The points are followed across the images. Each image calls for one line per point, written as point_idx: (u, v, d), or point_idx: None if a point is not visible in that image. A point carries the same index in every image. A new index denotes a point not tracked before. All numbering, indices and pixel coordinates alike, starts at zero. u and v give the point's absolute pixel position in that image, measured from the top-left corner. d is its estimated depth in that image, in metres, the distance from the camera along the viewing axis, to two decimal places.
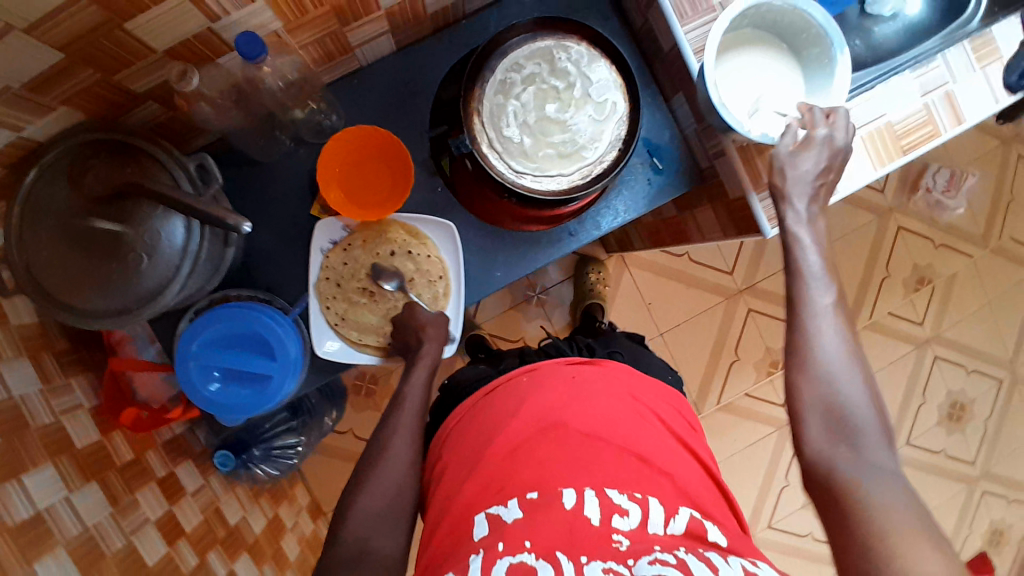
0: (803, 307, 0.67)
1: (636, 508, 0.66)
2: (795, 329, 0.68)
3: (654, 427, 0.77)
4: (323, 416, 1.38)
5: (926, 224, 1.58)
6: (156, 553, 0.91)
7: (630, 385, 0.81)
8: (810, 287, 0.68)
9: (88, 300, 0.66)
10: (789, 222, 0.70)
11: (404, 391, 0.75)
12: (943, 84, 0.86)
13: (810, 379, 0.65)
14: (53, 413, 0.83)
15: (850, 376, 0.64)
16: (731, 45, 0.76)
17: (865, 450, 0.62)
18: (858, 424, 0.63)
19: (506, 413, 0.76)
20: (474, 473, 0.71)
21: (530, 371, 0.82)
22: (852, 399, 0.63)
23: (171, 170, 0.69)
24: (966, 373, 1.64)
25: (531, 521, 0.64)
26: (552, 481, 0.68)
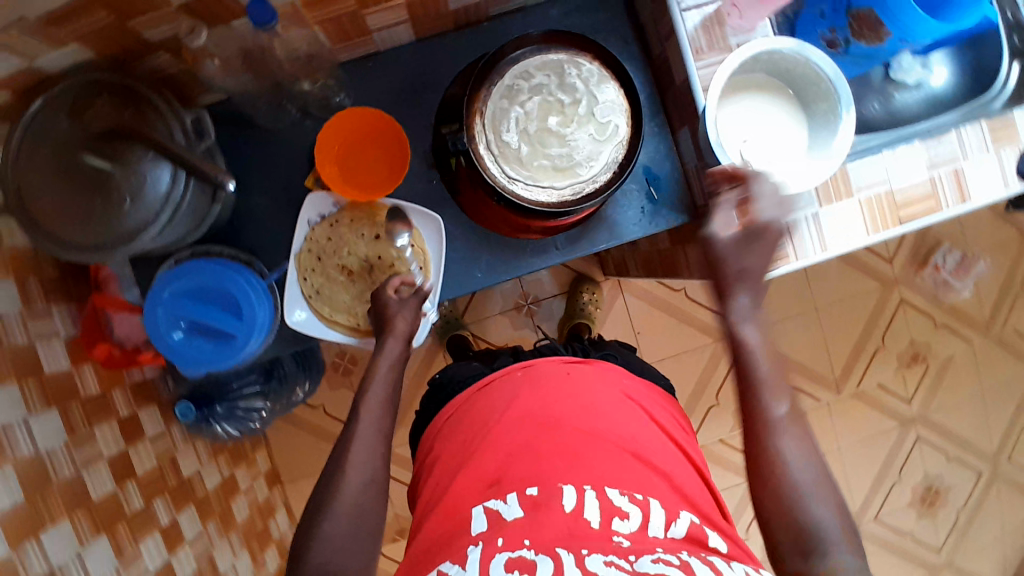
0: (762, 423, 0.69)
1: (637, 510, 0.67)
2: (757, 444, 0.69)
3: (647, 426, 0.79)
4: (293, 387, 1.37)
5: (931, 302, 1.55)
6: (102, 490, 0.92)
7: (624, 385, 0.83)
8: (765, 399, 0.70)
9: (67, 231, 0.67)
10: (734, 320, 0.71)
11: (367, 389, 0.75)
12: (953, 160, 0.86)
13: (777, 499, 0.67)
14: (27, 335, 0.86)
15: (816, 490, 0.67)
16: (738, 87, 0.76)
17: (834, 563, 0.64)
18: (822, 523, 0.65)
19: (497, 409, 0.79)
20: (470, 466, 0.74)
21: (525, 366, 0.84)
22: (820, 517, 0.65)
23: (168, 119, 0.70)
24: (947, 459, 1.61)
25: (533, 516, 0.66)
26: (550, 476, 0.70)
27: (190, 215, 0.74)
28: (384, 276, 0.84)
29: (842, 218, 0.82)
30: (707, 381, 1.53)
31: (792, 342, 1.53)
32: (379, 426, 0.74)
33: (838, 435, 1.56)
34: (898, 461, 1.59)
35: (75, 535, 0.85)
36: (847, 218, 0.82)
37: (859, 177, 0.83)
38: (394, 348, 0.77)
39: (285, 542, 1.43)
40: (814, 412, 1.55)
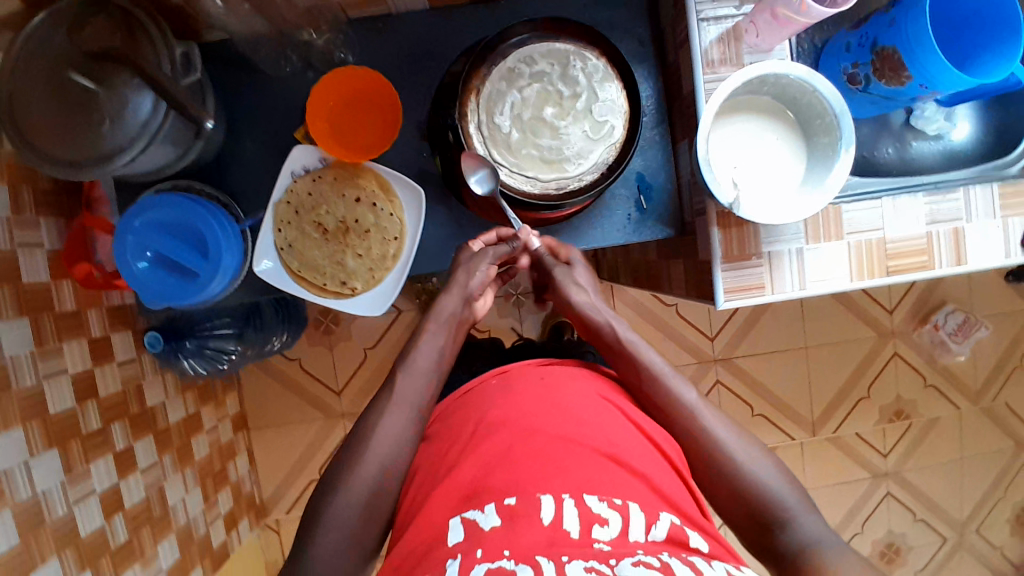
0: (682, 410, 0.76)
1: (616, 516, 0.61)
2: (686, 431, 0.75)
3: (629, 428, 0.72)
4: (268, 336, 1.33)
5: (924, 361, 1.52)
6: (61, 404, 0.93)
7: (599, 387, 0.77)
8: (678, 389, 0.77)
9: (45, 145, 0.67)
10: (622, 336, 0.82)
11: (414, 354, 0.79)
12: (954, 219, 0.83)
13: (724, 474, 0.72)
14: (9, 241, 0.86)
15: (749, 450, 0.74)
16: (731, 108, 0.73)
17: (796, 519, 0.69)
18: (775, 497, 0.70)
19: (472, 417, 0.72)
20: (445, 479, 0.67)
21: (501, 373, 0.79)
22: (761, 471, 0.72)
23: (158, 47, 0.68)
24: (914, 519, 1.57)
25: (511, 527, 0.59)
26: (527, 484, 0.63)
27: (170, 144, 0.73)
28: (358, 239, 0.83)
29: (827, 259, 0.80)
30: None
31: (777, 376, 1.50)
32: (419, 390, 0.76)
33: (809, 477, 1.53)
34: (865, 513, 1.55)
35: (25, 443, 0.86)
36: (834, 261, 0.80)
37: (854, 220, 0.80)
38: (453, 303, 0.82)
39: (241, 486, 1.44)
40: (788, 449, 1.51)
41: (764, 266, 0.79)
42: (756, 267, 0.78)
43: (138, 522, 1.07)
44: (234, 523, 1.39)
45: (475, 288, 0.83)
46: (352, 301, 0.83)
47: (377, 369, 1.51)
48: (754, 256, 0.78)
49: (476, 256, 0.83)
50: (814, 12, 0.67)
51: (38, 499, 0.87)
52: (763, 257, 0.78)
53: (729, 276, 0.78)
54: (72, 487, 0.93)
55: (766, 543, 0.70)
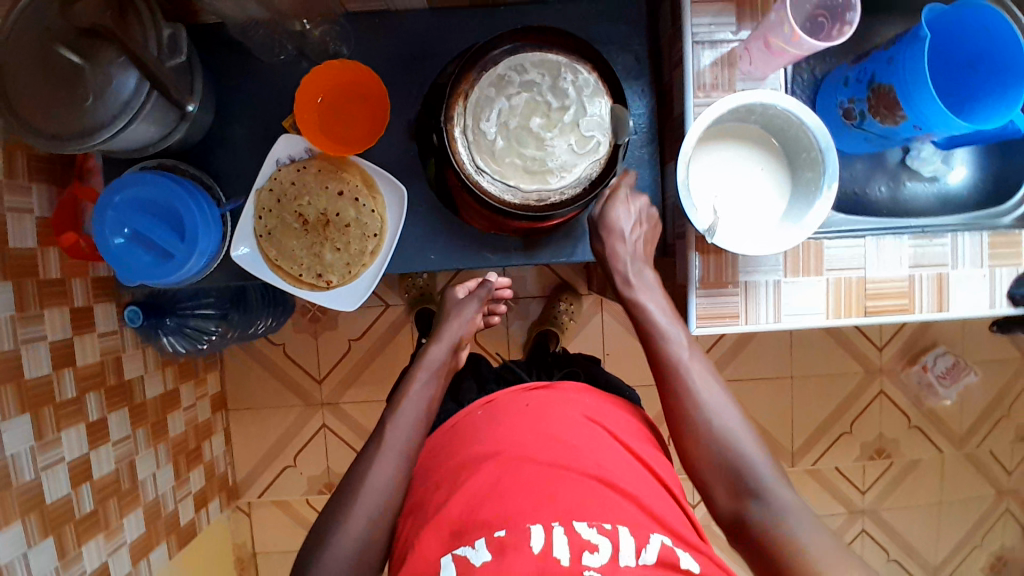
0: (670, 367, 0.74)
1: (606, 542, 0.61)
2: (671, 391, 0.73)
3: (616, 450, 0.73)
4: (254, 319, 1.32)
5: (910, 402, 1.51)
6: (38, 370, 0.94)
7: (585, 407, 0.77)
8: (670, 343, 0.75)
9: (30, 116, 0.67)
10: (623, 285, 0.80)
11: (402, 404, 0.77)
12: (939, 265, 0.81)
13: (699, 440, 0.71)
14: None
15: (729, 414, 0.72)
16: (715, 135, 0.73)
17: (766, 494, 0.67)
18: (748, 462, 0.69)
19: (462, 448, 0.74)
20: (435, 515, 0.67)
21: (486, 404, 0.80)
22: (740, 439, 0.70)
23: (147, 28, 0.68)
24: (887, 560, 1.56)
25: (501, 560, 0.60)
26: (516, 515, 0.63)
27: (152, 123, 0.73)
28: (338, 232, 0.83)
29: (806, 294, 0.79)
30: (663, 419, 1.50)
31: (760, 405, 1.48)
32: (408, 438, 0.74)
33: None
34: None
35: None
36: (812, 296, 0.79)
37: (835, 257, 0.79)
38: (442, 351, 0.83)
39: (215, 467, 1.44)
40: None
41: (739, 295, 0.78)
42: (732, 295, 0.78)
43: (106, 494, 1.07)
44: (204, 503, 1.39)
45: (462, 334, 0.87)
46: (329, 295, 0.83)
47: (358, 363, 1.50)
48: (731, 284, 0.78)
49: (461, 301, 0.90)
50: (806, 44, 0.66)
51: (5, 462, 0.87)
52: (739, 286, 0.78)
53: (704, 301, 0.78)
54: (41, 454, 0.93)
55: (735, 512, 0.68)
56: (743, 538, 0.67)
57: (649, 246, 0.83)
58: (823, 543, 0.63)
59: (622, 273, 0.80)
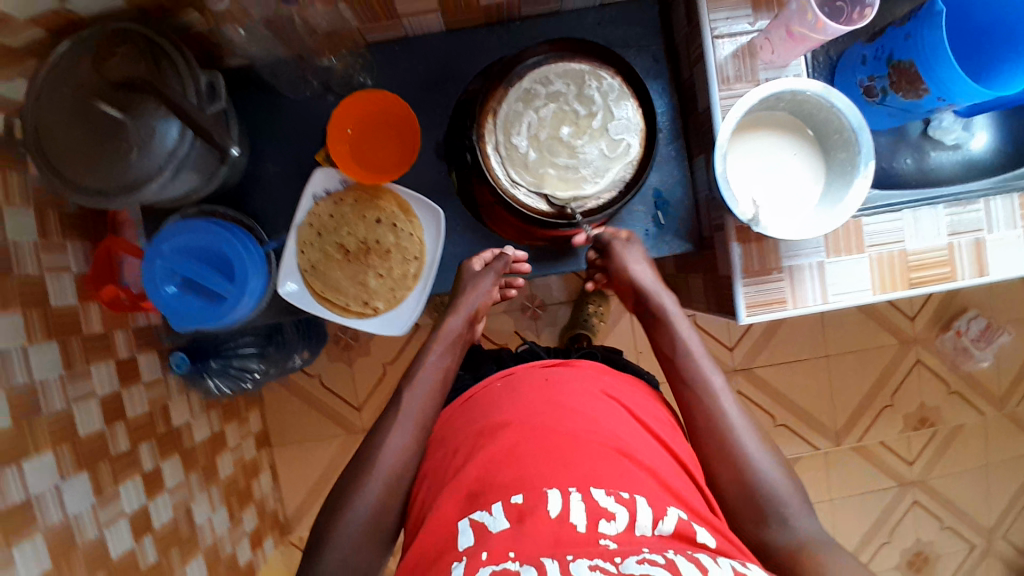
0: (703, 387, 0.75)
1: (623, 510, 0.60)
2: (701, 412, 0.74)
3: (640, 431, 0.72)
4: (291, 354, 1.33)
5: (947, 368, 1.50)
6: (90, 427, 0.95)
7: (603, 384, 0.78)
8: (704, 370, 0.76)
9: (75, 172, 0.68)
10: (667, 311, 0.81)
11: (416, 371, 0.79)
12: (975, 230, 0.82)
13: (728, 461, 0.70)
14: (37, 266, 0.88)
15: (759, 446, 0.71)
16: (762, 121, 0.74)
17: (788, 517, 0.66)
18: (774, 491, 0.68)
19: (479, 419, 0.74)
20: (453, 481, 0.67)
21: (506, 376, 0.81)
22: (766, 467, 0.69)
23: (184, 78, 0.69)
24: (940, 528, 1.55)
25: (519, 526, 0.58)
26: (533, 480, 0.62)
27: (195, 171, 0.74)
28: (379, 259, 0.85)
29: (849, 272, 0.79)
30: None
31: (798, 387, 1.48)
32: (422, 405, 0.76)
33: (833, 489, 1.51)
34: (890, 522, 1.54)
35: (56, 466, 0.87)
36: (856, 274, 0.80)
37: (874, 233, 0.80)
38: (458, 322, 0.84)
39: (265, 503, 1.44)
40: (811, 458, 1.50)
41: (785, 280, 0.78)
42: (777, 281, 0.78)
43: (166, 543, 1.08)
44: (259, 541, 1.40)
45: (480, 306, 0.85)
46: (376, 320, 0.85)
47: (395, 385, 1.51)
48: (775, 270, 0.78)
49: (477, 274, 0.86)
50: (830, 30, 0.67)
51: (69, 522, 0.88)
52: (784, 271, 0.78)
53: (750, 290, 0.78)
54: (102, 509, 0.94)
55: (757, 538, 0.67)
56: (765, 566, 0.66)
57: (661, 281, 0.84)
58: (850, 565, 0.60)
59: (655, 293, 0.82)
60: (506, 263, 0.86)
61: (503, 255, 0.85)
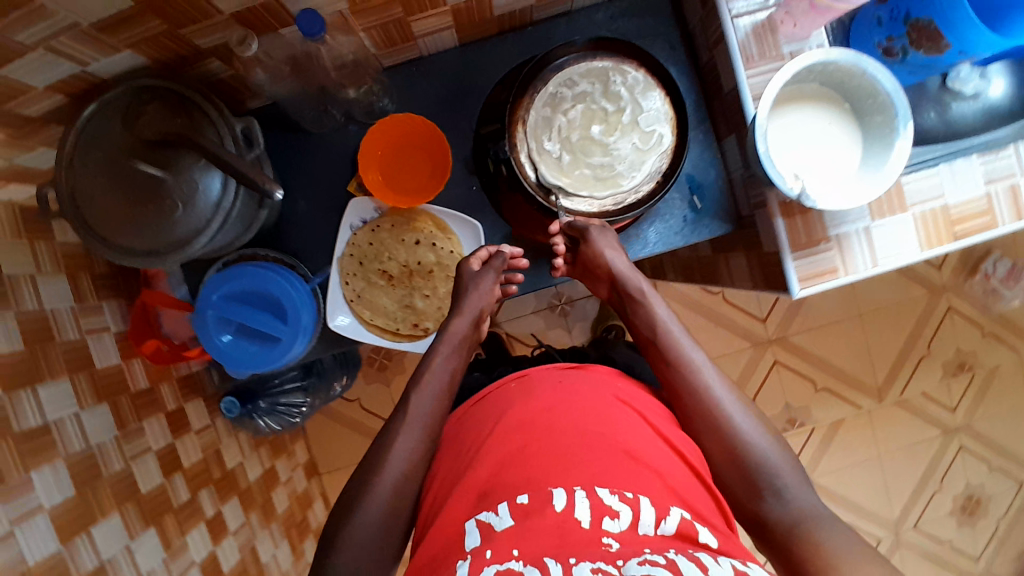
0: (688, 366, 0.75)
1: (627, 509, 0.58)
2: (688, 390, 0.74)
3: (647, 430, 0.69)
4: (331, 382, 1.33)
5: (979, 311, 1.51)
6: (151, 482, 0.91)
7: (617, 388, 0.75)
8: (686, 348, 0.77)
9: (120, 235, 0.68)
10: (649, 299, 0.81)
11: (425, 370, 0.77)
12: (1009, 175, 0.82)
13: (717, 434, 0.71)
14: (79, 331, 0.86)
15: (749, 420, 0.72)
16: (794, 96, 0.74)
17: (782, 486, 0.67)
18: (766, 462, 0.69)
19: (485, 424, 0.71)
20: (462, 481, 0.65)
21: (519, 376, 0.78)
22: (757, 440, 0.70)
23: (219, 127, 0.70)
24: (988, 470, 1.56)
25: (523, 526, 0.58)
26: (540, 480, 0.61)
27: (239, 221, 0.74)
28: (424, 279, 0.87)
29: (894, 232, 0.79)
30: (745, 382, 1.47)
31: (834, 349, 1.49)
32: (429, 407, 0.75)
33: (880, 443, 1.52)
34: (940, 471, 1.54)
35: (123, 527, 0.83)
36: (900, 233, 0.80)
37: (913, 191, 0.81)
38: (465, 324, 0.81)
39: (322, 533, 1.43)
40: (854, 418, 1.50)
41: (834, 249, 0.79)
42: (827, 250, 0.78)
43: None
44: None
45: (485, 308, 0.82)
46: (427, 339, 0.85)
47: None
48: (823, 241, 0.78)
49: (477, 274, 0.82)
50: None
51: None
52: (831, 241, 0.78)
53: (801, 262, 0.78)
54: (173, 563, 0.90)
55: (753, 509, 0.68)
56: (761, 538, 0.67)
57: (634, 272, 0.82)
58: (845, 533, 0.62)
59: (631, 280, 0.81)
60: (505, 261, 0.84)
61: (503, 255, 0.82)
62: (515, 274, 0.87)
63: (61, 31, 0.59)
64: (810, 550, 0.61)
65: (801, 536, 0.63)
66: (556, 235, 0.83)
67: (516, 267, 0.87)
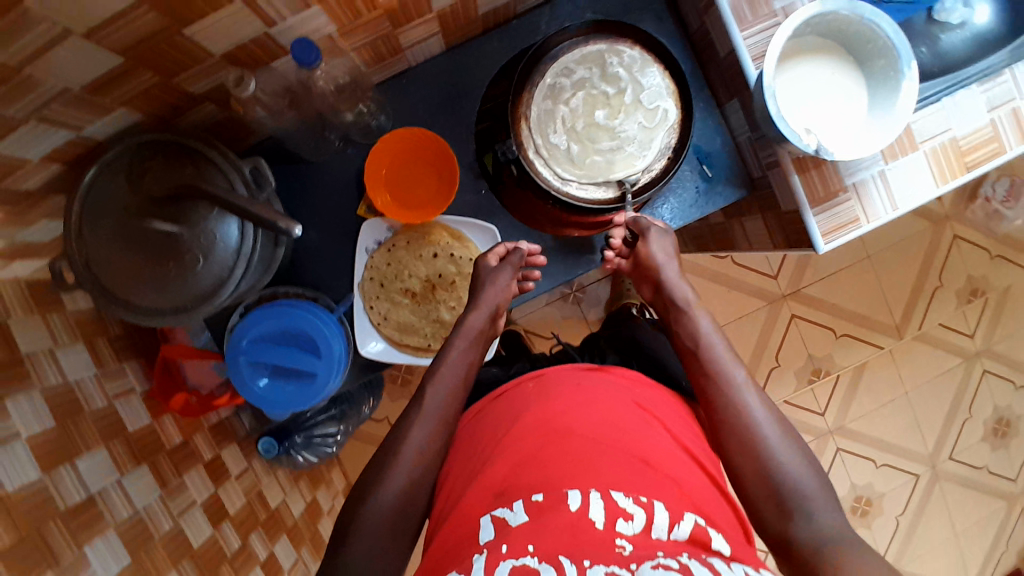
0: (724, 381, 0.72)
1: (642, 512, 0.57)
2: (724, 405, 0.70)
3: (667, 439, 0.67)
4: (360, 406, 1.32)
5: (983, 235, 1.52)
6: (201, 535, 0.87)
7: (636, 394, 0.72)
8: (725, 362, 0.73)
9: (140, 295, 0.67)
10: (681, 307, 0.79)
11: (439, 365, 0.75)
12: (1010, 100, 0.81)
13: (749, 453, 0.67)
14: (106, 397, 0.81)
15: (787, 447, 0.67)
16: (796, 51, 0.73)
17: (814, 515, 0.63)
18: (800, 489, 0.64)
19: (501, 427, 0.70)
20: (480, 478, 0.63)
21: (536, 376, 0.75)
22: (792, 467, 0.66)
23: (226, 171, 0.69)
24: (1015, 389, 1.57)
25: (539, 523, 0.56)
26: (557, 481, 0.59)
27: (259, 264, 0.73)
28: (447, 290, 0.85)
29: (909, 173, 0.79)
30: (766, 342, 1.48)
31: (848, 294, 1.49)
32: (442, 401, 0.72)
33: (905, 379, 1.53)
34: (968, 397, 1.55)
35: None
36: (913, 171, 0.80)
37: (920, 129, 0.80)
38: (480, 319, 0.78)
39: None
40: (877, 359, 1.51)
41: (852, 199, 0.78)
42: (845, 201, 0.78)
43: None
44: None
45: (501, 302, 0.80)
46: None
47: None
48: (840, 192, 0.78)
49: (494, 270, 0.81)
50: None
51: None
52: (849, 191, 0.78)
53: (823, 217, 0.78)
54: None
55: (779, 531, 0.64)
56: (786, 560, 0.63)
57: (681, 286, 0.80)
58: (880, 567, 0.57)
59: (678, 290, 0.80)
60: (522, 257, 0.82)
61: (519, 250, 0.80)
62: (533, 271, 0.85)
63: (53, 98, 0.58)
64: None
65: (825, 559, 0.59)
66: (619, 228, 0.84)
67: (534, 264, 0.85)
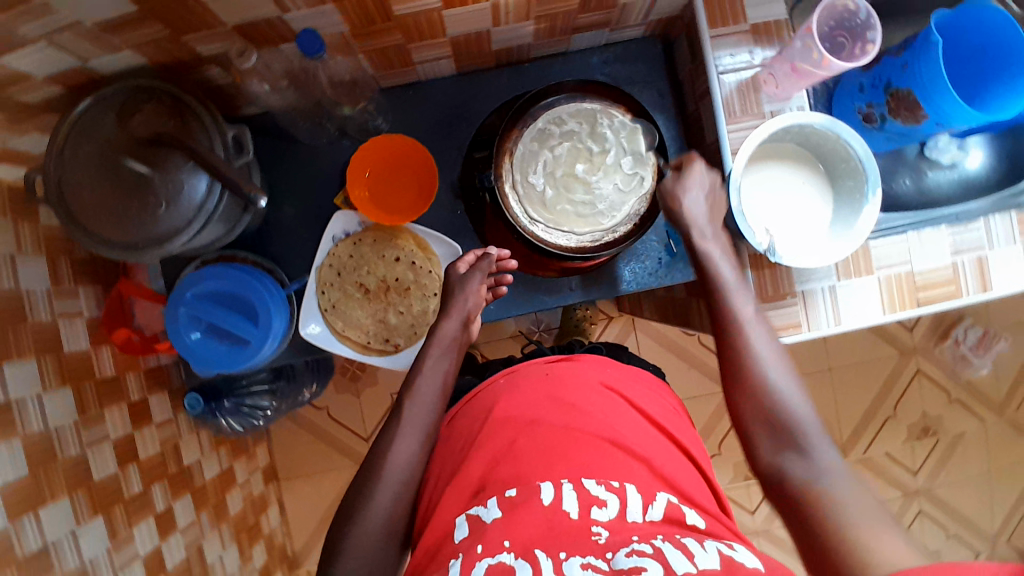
0: (733, 319, 0.72)
1: (615, 497, 0.58)
2: (732, 345, 0.71)
3: (636, 417, 0.69)
4: (301, 387, 1.32)
5: (947, 377, 1.53)
6: (105, 470, 0.87)
7: (602, 374, 0.73)
8: (733, 299, 0.73)
9: (102, 228, 0.69)
10: (710, 257, 0.75)
11: (416, 382, 0.76)
12: (977, 248, 0.83)
13: (753, 395, 0.68)
14: (53, 313, 0.83)
15: (792, 383, 0.68)
16: (772, 153, 0.77)
17: (811, 450, 0.64)
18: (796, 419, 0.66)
19: (478, 419, 0.70)
20: (454, 480, 0.64)
21: (508, 372, 0.75)
22: (796, 402, 0.67)
23: (211, 132, 0.72)
24: (946, 537, 1.56)
25: (510, 518, 0.56)
26: (529, 475, 0.60)
27: (221, 223, 0.76)
28: (401, 295, 0.88)
29: (858, 295, 0.82)
30: (712, 427, 1.46)
31: None
32: (428, 413, 0.74)
33: None
34: None
35: (72, 512, 0.80)
36: (864, 294, 0.82)
37: (880, 255, 0.83)
38: (455, 326, 0.80)
39: (274, 538, 1.36)
40: None
41: (798, 305, 0.81)
42: (791, 305, 0.81)
43: None
44: None
45: (473, 309, 0.81)
46: (395, 357, 0.88)
47: None
48: (788, 295, 0.81)
49: (464, 277, 0.82)
50: (834, 66, 0.69)
51: (85, 568, 0.80)
52: (798, 296, 0.81)
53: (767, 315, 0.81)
54: (117, 553, 0.85)
55: (775, 466, 0.65)
56: (778, 495, 0.64)
57: (705, 239, 0.75)
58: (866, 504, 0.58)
59: (698, 231, 0.76)
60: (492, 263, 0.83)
61: (489, 256, 0.82)
62: (504, 276, 0.86)
63: (65, 28, 0.61)
64: (827, 525, 0.57)
65: (813, 499, 0.60)
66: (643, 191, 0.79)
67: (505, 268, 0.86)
